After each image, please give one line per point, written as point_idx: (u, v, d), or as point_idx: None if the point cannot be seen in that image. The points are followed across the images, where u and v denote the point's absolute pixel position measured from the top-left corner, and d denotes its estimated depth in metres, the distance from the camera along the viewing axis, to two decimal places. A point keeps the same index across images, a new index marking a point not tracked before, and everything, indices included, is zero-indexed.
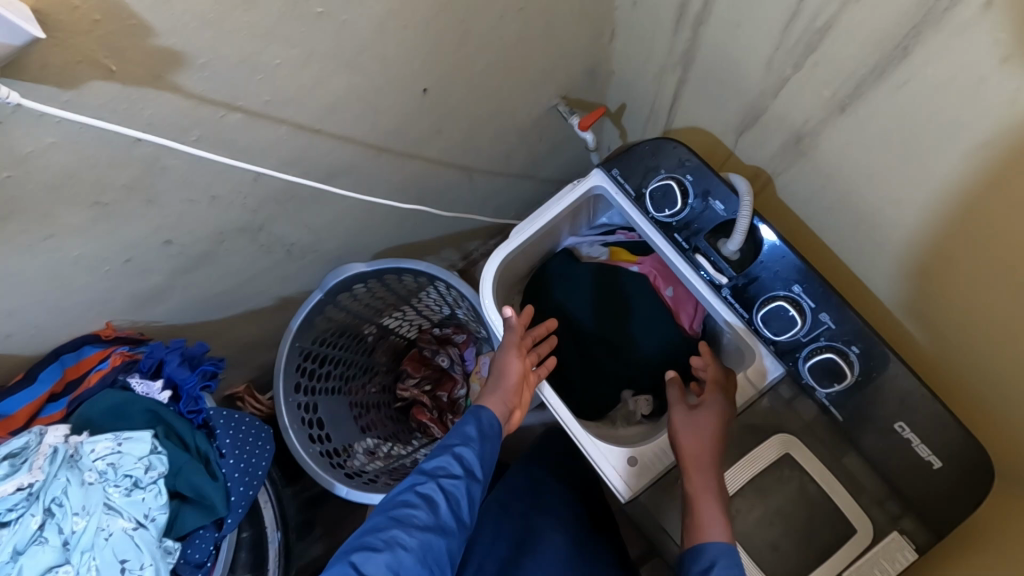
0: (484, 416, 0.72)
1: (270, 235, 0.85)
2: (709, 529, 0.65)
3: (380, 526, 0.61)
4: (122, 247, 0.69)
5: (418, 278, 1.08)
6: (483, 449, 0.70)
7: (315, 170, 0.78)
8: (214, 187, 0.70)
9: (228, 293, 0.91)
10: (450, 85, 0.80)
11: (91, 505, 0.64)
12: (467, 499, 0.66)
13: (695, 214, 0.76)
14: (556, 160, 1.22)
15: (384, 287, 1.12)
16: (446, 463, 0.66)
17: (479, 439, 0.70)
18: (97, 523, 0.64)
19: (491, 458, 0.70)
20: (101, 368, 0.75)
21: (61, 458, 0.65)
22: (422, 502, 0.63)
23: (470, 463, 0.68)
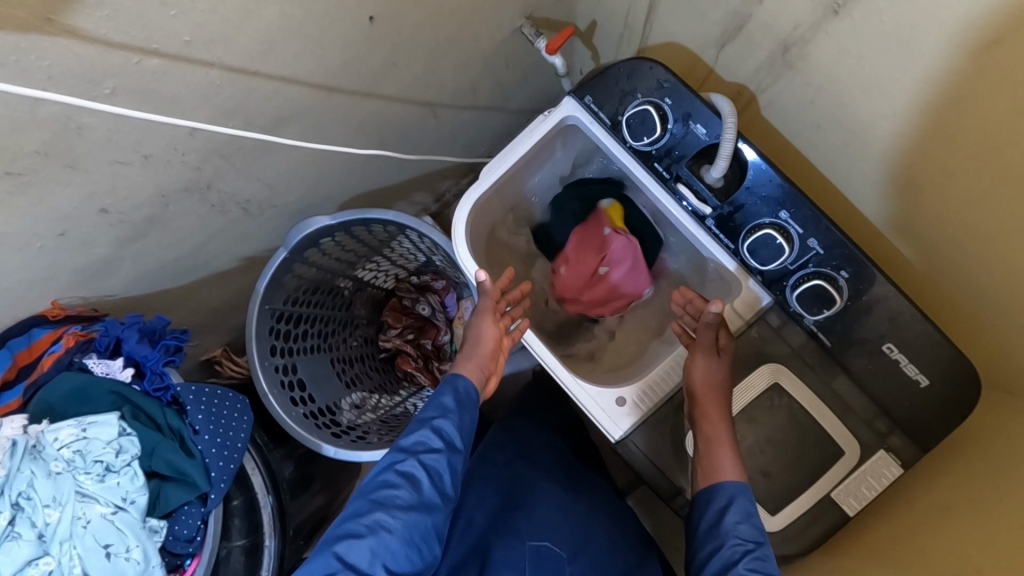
0: (462, 386, 0.73)
1: (220, 193, 0.78)
2: (723, 467, 0.67)
3: (361, 511, 0.61)
4: (54, 220, 0.62)
5: (388, 227, 1.03)
6: (461, 417, 0.71)
7: (259, 120, 0.70)
8: (144, 146, 0.62)
9: (185, 259, 0.85)
10: (400, 11, 0.72)
11: (64, 495, 0.61)
12: (451, 471, 0.67)
13: (676, 139, 0.71)
14: (525, 89, 1.14)
15: (354, 239, 1.06)
16: (424, 438, 0.67)
17: (457, 408, 0.71)
18: (73, 512, 0.61)
19: (470, 426, 0.72)
20: (55, 350, 0.69)
21: (22, 450, 0.61)
22: (404, 482, 0.64)
23: (450, 435, 0.69)
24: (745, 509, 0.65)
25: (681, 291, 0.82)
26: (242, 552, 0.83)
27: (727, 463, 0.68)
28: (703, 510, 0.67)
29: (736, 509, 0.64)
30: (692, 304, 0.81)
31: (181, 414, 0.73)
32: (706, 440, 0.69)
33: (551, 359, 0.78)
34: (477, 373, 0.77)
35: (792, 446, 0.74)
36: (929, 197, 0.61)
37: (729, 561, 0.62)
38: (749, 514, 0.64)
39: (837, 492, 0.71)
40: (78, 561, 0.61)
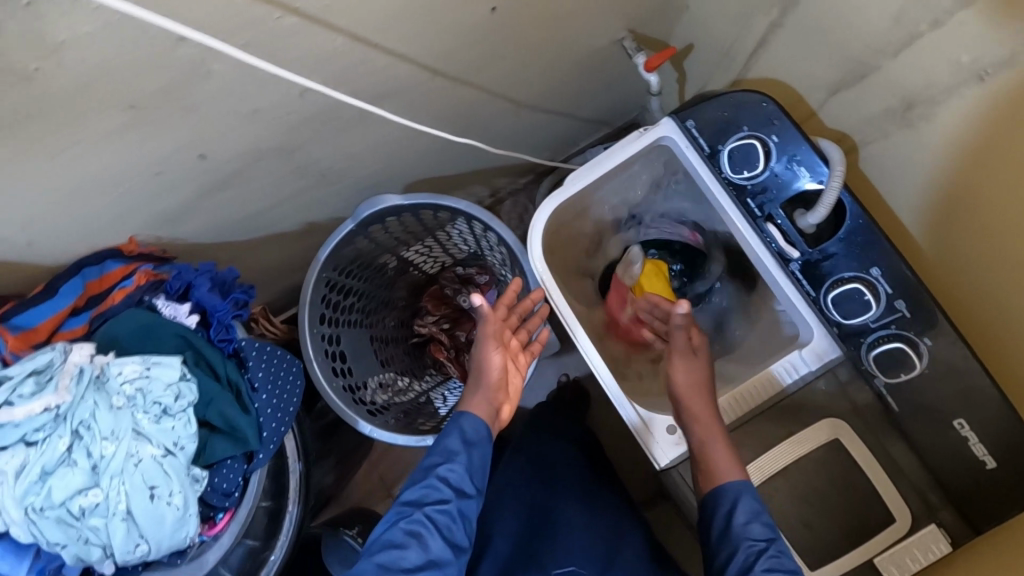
0: (471, 427, 0.72)
1: (305, 157, 0.78)
2: (721, 468, 0.67)
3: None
4: (155, 158, 0.62)
5: (452, 215, 1.02)
6: (469, 461, 0.70)
7: (364, 92, 0.70)
8: (255, 100, 0.62)
9: (255, 215, 0.85)
10: (521, 5, 0.71)
11: (121, 430, 0.62)
12: (461, 517, 0.67)
13: (776, 178, 0.70)
14: (601, 101, 1.14)
15: (416, 221, 1.05)
16: (429, 490, 0.67)
17: (462, 451, 0.71)
18: (128, 448, 0.62)
19: (480, 466, 0.71)
20: (126, 286, 0.71)
21: (88, 379, 0.61)
22: (410, 542, 0.63)
23: (456, 482, 0.69)
24: (753, 505, 0.64)
25: (649, 296, 0.86)
26: (265, 512, 0.83)
27: (726, 464, 0.67)
28: (712, 511, 0.66)
29: (743, 509, 0.64)
30: (657, 308, 0.85)
31: (239, 368, 0.73)
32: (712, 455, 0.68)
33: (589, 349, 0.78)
34: (486, 406, 0.75)
35: (840, 504, 0.72)
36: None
37: (745, 563, 0.62)
38: (761, 516, 0.64)
39: (882, 559, 0.70)
40: (125, 499, 0.61)
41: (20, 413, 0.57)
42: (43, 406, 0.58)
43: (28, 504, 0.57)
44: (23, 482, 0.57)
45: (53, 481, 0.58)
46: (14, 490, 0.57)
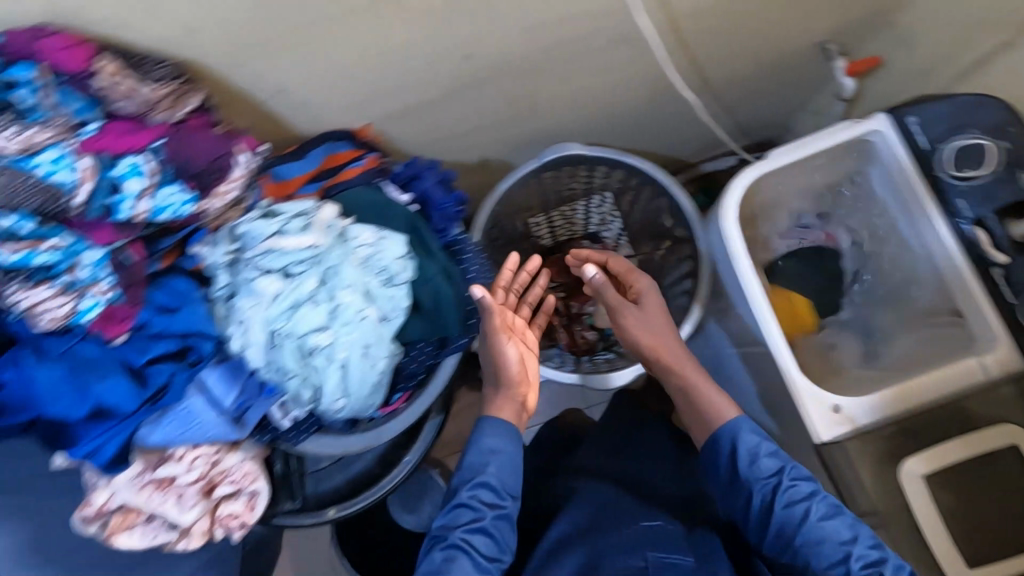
0: (497, 442, 0.78)
1: (528, 87, 0.84)
2: (723, 406, 0.80)
3: None
4: (435, 46, 0.68)
5: (625, 176, 1.03)
6: (499, 470, 0.77)
7: (613, 28, 0.76)
8: (535, 11, 0.67)
9: (458, 138, 0.91)
10: None
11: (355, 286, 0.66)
12: (500, 529, 0.74)
13: (995, 183, 0.74)
14: (768, 110, 1.17)
15: (587, 178, 1.07)
16: (457, 513, 0.74)
17: (486, 461, 0.77)
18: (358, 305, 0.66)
19: (507, 474, 0.78)
20: (357, 166, 0.75)
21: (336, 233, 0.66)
22: (449, 563, 0.70)
23: (486, 496, 0.75)
24: (754, 442, 0.76)
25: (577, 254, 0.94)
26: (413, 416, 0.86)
27: (725, 406, 0.80)
28: (715, 455, 0.79)
29: (743, 449, 0.76)
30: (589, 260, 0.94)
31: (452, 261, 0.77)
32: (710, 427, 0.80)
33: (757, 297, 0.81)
34: (512, 405, 0.81)
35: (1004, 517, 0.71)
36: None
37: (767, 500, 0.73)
38: (775, 453, 0.76)
39: None
40: (346, 350, 0.65)
41: (287, 245, 0.62)
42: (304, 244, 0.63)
43: (273, 328, 0.63)
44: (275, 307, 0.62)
45: (297, 313, 0.63)
46: (267, 312, 0.62)
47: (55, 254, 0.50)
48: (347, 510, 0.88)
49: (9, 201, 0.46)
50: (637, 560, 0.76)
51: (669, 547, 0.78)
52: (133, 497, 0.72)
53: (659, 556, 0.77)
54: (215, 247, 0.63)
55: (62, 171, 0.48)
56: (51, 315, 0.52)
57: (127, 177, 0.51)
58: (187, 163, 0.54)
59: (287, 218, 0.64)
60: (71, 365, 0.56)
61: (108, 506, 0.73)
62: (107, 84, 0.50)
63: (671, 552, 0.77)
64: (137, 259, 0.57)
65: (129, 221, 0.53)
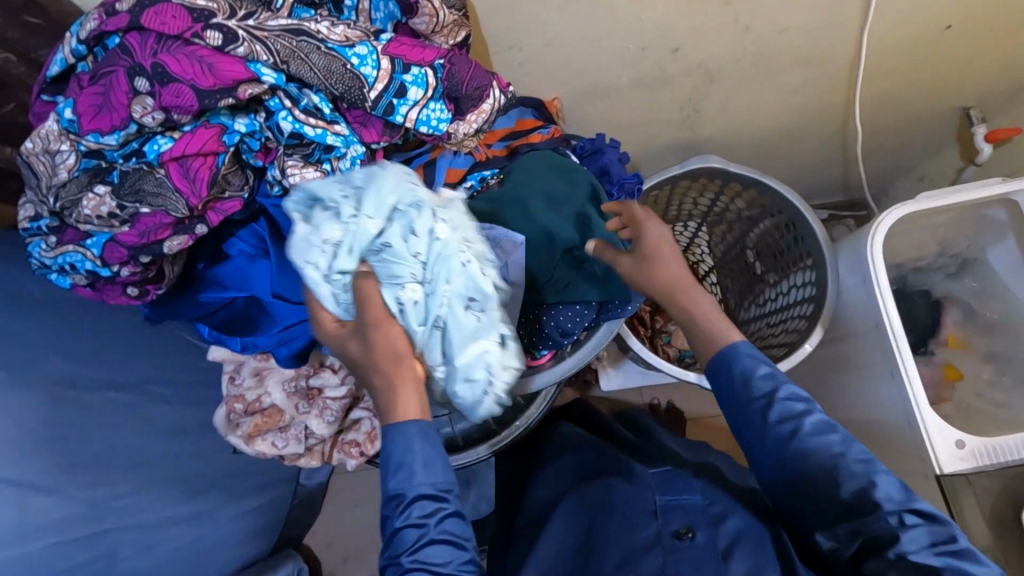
0: (414, 443, 0.53)
1: (705, 95, 0.90)
2: None
3: None
4: (658, 34, 0.75)
5: (763, 196, 1.05)
6: (429, 476, 0.54)
7: (806, 53, 0.82)
8: (753, 15, 0.74)
9: (620, 132, 0.97)
10: (964, 31, 0.82)
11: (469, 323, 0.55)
12: (454, 532, 0.54)
13: None
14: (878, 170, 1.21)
15: (720, 189, 1.09)
16: (401, 538, 0.52)
17: (406, 468, 0.53)
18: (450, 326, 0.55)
19: (442, 465, 0.55)
20: (542, 134, 0.79)
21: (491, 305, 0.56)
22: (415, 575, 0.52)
23: (428, 503, 0.53)
24: (749, 366, 0.60)
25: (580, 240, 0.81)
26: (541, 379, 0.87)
27: None
28: (717, 386, 0.63)
29: (738, 373, 0.60)
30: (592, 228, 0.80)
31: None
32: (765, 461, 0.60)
33: (896, 328, 0.84)
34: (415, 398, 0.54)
35: None
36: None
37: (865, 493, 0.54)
38: (794, 394, 0.58)
39: None
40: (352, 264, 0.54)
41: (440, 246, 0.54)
42: (456, 257, 0.54)
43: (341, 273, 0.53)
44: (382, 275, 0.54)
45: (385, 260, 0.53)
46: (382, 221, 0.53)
47: (339, 139, 0.55)
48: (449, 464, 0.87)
49: (324, 81, 0.51)
50: (648, 505, 0.67)
51: (682, 488, 0.68)
52: (284, 400, 0.75)
53: (667, 498, 0.67)
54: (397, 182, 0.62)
55: (368, 66, 0.53)
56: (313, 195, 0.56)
57: (413, 85, 0.56)
58: (458, 85, 0.58)
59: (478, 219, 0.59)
60: None
61: (259, 404, 0.76)
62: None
63: (679, 492, 0.68)
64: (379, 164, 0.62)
65: (398, 125, 0.57)
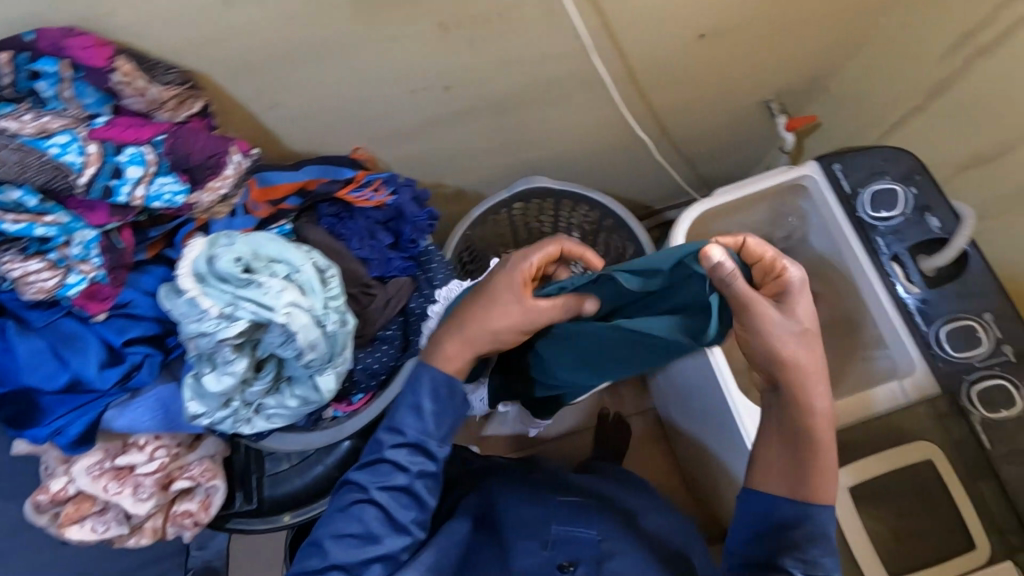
0: (426, 395, 0.72)
1: (507, 121, 0.92)
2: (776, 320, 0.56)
3: (344, 508, 0.73)
4: (422, 76, 0.76)
5: (588, 214, 1.13)
6: (441, 435, 0.73)
7: (583, 74, 0.85)
8: (507, 51, 0.76)
9: (440, 163, 0.99)
10: (721, 37, 0.86)
11: (322, 315, 0.67)
12: (423, 489, 0.74)
13: (907, 223, 0.82)
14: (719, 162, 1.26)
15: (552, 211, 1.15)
16: (392, 465, 0.73)
17: (431, 413, 0.72)
18: (309, 340, 0.66)
19: (448, 425, 0.74)
20: (354, 194, 0.81)
21: (314, 294, 0.67)
22: (379, 501, 0.73)
23: (416, 458, 0.73)
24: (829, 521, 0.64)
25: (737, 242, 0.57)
26: None
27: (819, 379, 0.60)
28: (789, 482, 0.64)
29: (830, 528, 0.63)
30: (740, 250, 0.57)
31: (420, 272, 0.83)
32: (808, 484, 0.63)
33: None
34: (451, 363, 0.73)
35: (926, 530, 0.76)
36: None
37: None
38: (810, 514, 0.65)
39: None
40: (223, 354, 0.65)
41: (261, 290, 0.62)
42: (264, 291, 0.62)
43: (217, 372, 0.66)
44: (224, 357, 0.65)
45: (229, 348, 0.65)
46: (205, 304, 0.62)
47: (52, 228, 0.55)
48: (301, 518, 0.87)
49: (20, 175, 0.52)
50: None
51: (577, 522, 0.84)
52: (90, 485, 0.74)
53: (563, 529, 0.83)
54: (194, 246, 0.64)
55: (72, 153, 0.54)
56: (38, 285, 0.56)
57: (129, 164, 0.57)
58: (184, 158, 0.60)
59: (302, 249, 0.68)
60: (52, 340, 0.62)
61: (65, 493, 0.74)
62: (119, 83, 0.56)
63: None
64: (128, 245, 0.62)
65: (125, 205, 0.58)
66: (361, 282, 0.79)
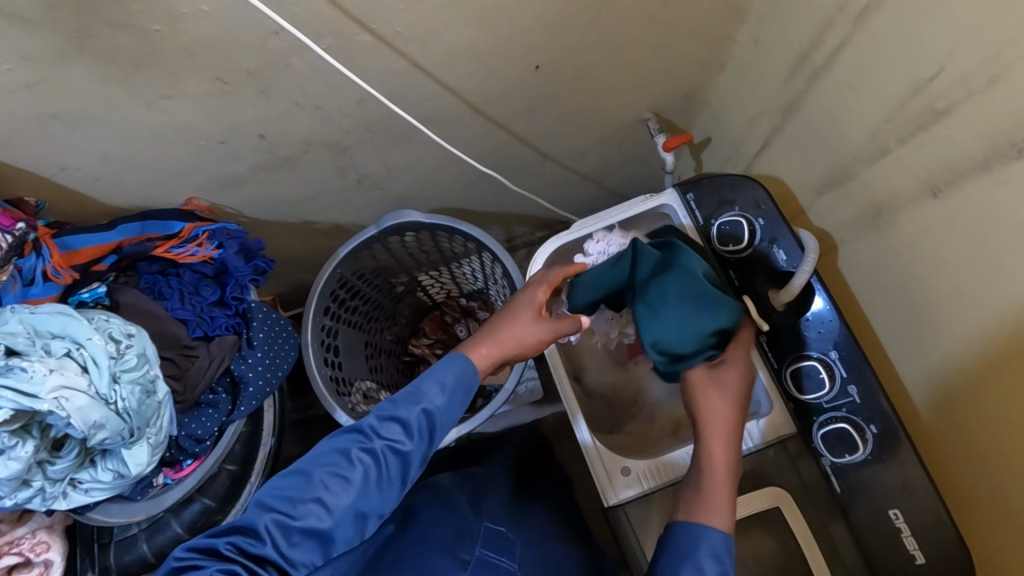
0: (453, 372, 0.66)
1: (350, 159, 0.88)
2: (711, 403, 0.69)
3: (324, 461, 0.59)
4: (223, 127, 0.72)
5: (467, 244, 1.09)
6: (452, 410, 0.65)
7: (414, 112, 0.81)
8: (308, 97, 0.72)
9: (294, 203, 0.95)
10: (557, 68, 0.82)
11: (108, 391, 0.64)
12: (413, 470, 0.62)
13: (756, 256, 0.78)
14: (615, 176, 1.22)
15: (432, 242, 1.12)
16: (392, 427, 0.62)
17: (452, 386, 0.65)
18: (91, 418, 0.63)
19: (461, 406, 0.66)
20: (174, 252, 0.77)
21: (99, 371, 0.64)
22: (359, 465, 0.59)
23: (423, 428, 0.63)
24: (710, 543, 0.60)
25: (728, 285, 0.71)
26: (229, 476, 0.87)
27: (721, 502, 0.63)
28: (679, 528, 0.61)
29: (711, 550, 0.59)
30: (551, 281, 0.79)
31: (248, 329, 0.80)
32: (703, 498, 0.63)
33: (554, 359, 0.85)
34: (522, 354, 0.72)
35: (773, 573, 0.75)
36: (962, 394, 0.62)
37: None
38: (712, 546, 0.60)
39: None
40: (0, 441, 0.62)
41: (23, 375, 0.60)
42: (29, 374, 0.60)
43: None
44: (2, 445, 0.62)
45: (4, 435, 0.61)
46: None
47: None
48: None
49: None
50: None
51: (501, 551, 0.79)
52: None
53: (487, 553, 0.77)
54: None
55: None
56: None
57: None
58: None
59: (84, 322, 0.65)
60: None
61: None
62: None
63: None
64: None
65: None
66: (178, 343, 0.75)
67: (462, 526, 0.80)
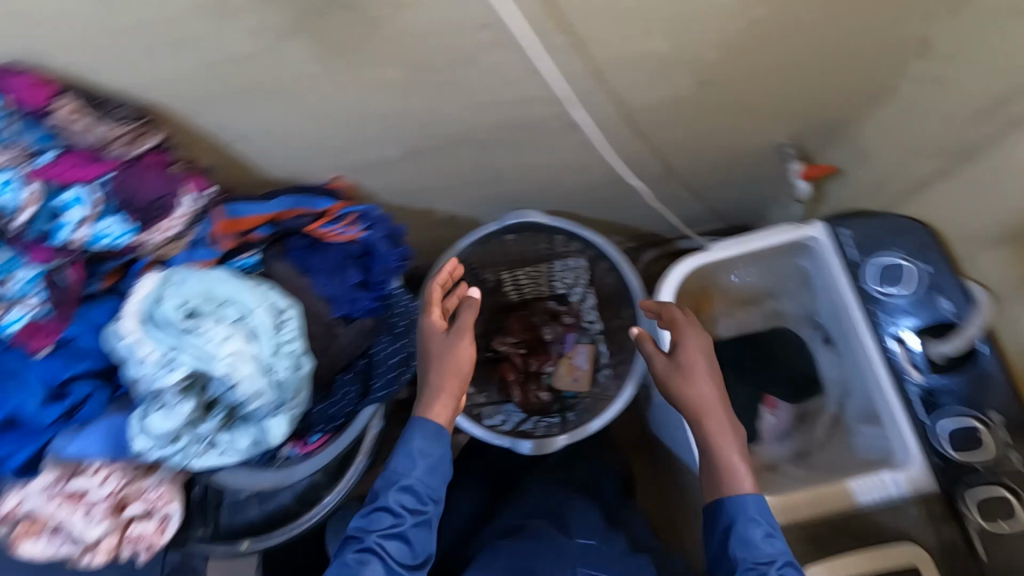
0: (415, 443, 0.67)
1: (492, 155, 0.88)
2: (701, 384, 0.70)
3: (339, 568, 0.62)
4: (395, 113, 0.73)
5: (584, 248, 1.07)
6: (426, 478, 0.66)
7: (572, 115, 0.80)
8: (484, 91, 0.71)
9: (425, 191, 0.95)
10: (727, 84, 0.80)
11: (271, 360, 0.66)
12: (418, 539, 0.64)
13: (913, 303, 0.78)
14: (727, 195, 1.20)
15: (547, 241, 1.10)
16: (378, 516, 0.64)
17: (417, 458, 0.66)
18: (253, 386, 0.64)
19: (441, 474, 0.68)
20: (326, 229, 0.78)
21: (265, 339, 0.65)
22: (367, 563, 0.62)
23: (411, 504, 0.65)
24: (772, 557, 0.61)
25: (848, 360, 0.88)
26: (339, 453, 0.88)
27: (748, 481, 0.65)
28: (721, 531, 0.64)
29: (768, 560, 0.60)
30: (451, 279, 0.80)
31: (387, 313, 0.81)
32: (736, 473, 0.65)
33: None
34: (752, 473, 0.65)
35: None
36: None
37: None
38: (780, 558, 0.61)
39: None
40: (165, 397, 0.62)
41: (201, 336, 0.62)
42: (207, 334, 0.62)
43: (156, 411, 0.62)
44: (166, 400, 0.63)
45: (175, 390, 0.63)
46: (151, 347, 0.61)
47: None
48: (262, 543, 0.87)
49: None
50: None
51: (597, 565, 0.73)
52: (44, 505, 0.74)
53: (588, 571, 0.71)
54: (144, 285, 0.64)
55: (7, 194, 0.52)
56: None
57: (71, 205, 0.55)
58: (132, 198, 0.58)
59: (252, 287, 0.67)
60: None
61: (19, 510, 0.74)
62: (60, 122, 0.55)
63: None
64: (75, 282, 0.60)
65: (66, 246, 0.56)
66: (325, 321, 0.77)
67: (552, 547, 0.75)
